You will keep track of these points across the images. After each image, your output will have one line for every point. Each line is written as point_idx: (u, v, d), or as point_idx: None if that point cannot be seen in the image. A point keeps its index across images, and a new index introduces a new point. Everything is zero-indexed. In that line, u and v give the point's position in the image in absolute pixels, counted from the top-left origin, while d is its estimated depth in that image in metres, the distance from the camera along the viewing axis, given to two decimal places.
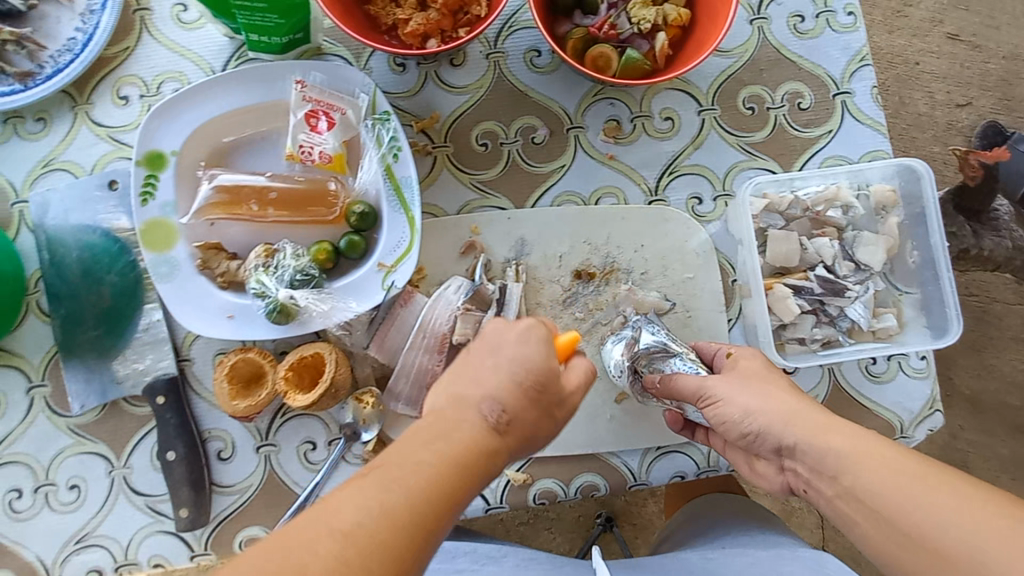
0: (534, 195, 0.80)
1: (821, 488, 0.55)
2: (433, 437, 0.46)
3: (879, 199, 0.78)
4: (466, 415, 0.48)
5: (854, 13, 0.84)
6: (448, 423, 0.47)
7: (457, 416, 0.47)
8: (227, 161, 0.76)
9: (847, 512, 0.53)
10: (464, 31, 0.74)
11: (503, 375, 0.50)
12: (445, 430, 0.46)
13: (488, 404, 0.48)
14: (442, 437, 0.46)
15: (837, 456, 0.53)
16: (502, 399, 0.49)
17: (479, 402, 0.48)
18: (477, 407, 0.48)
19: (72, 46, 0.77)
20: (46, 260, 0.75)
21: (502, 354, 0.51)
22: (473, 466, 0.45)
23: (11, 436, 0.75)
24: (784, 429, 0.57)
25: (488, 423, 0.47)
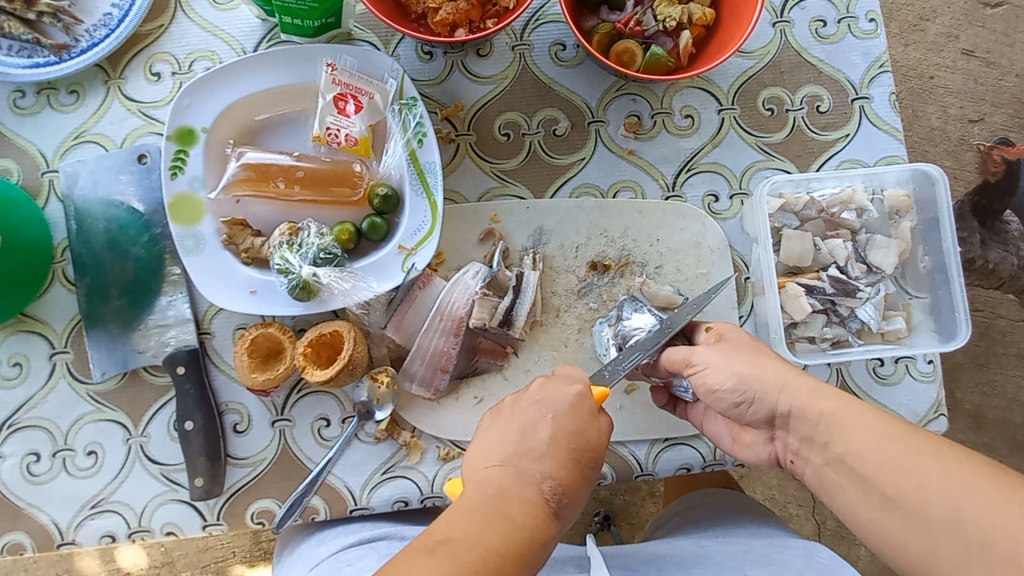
0: (554, 185, 0.81)
1: (810, 457, 0.57)
2: (499, 510, 0.49)
3: (893, 204, 0.79)
4: (529, 494, 0.51)
5: (875, 20, 0.85)
6: (511, 500, 0.50)
7: (520, 495, 0.50)
8: (257, 140, 0.78)
9: (835, 478, 0.55)
10: (492, 22, 0.75)
11: (559, 451, 0.54)
12: (507, 509, 0.49)
13: (548, 483, 0.52)
14: (507, 512, 0.49)
15: (829, 422, 0.55)
16: (559, 477, 0.53)
17: (540, 481, 0.52)
18: (538, 486, 0.51)
19: (107, 21, 0.79)
20: (73, 229, 0.76)
21: (557, 423, 0.55)
22: (531, 544, 0.48)
23: (31, 400, 0.76)
24: (777, 398, 0.58)
25: (547, 504, 0.51)
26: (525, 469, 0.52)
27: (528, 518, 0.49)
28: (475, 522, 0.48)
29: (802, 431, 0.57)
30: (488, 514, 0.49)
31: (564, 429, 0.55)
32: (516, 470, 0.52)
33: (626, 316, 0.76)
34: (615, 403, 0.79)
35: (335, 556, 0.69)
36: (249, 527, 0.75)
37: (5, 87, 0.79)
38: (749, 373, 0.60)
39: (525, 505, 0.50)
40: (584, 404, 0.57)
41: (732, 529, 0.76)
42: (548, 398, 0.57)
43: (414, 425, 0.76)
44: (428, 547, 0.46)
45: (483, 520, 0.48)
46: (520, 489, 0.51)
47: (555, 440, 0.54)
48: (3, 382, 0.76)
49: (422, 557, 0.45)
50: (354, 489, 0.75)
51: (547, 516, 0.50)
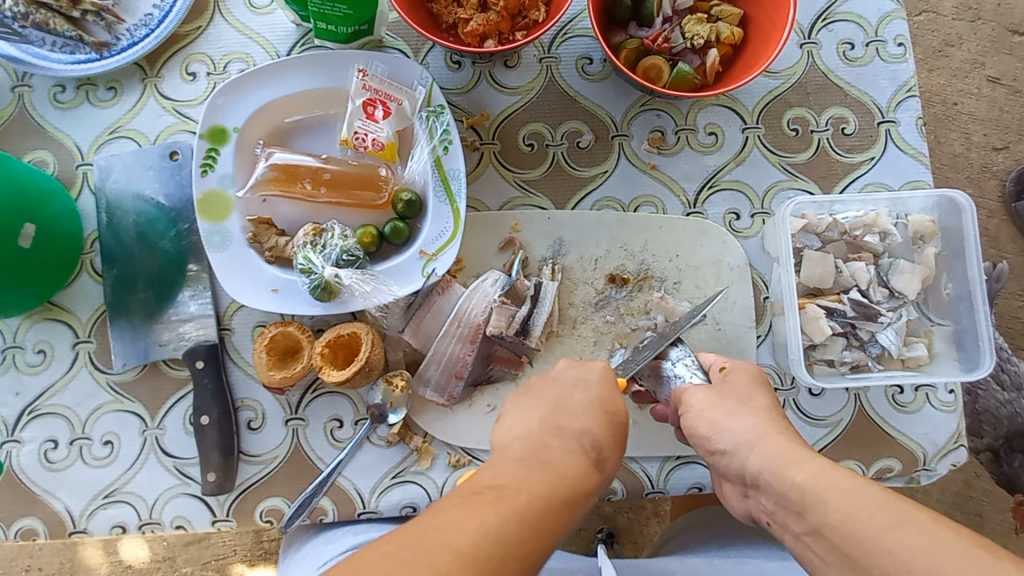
0: (575, 198, 0.82)
1: (789, 524, 0.54)
2: (546, 460, 0.49)
3: (918, 229, 0.78)
4: (570, 448, 0.51)
5: (904, 45, 0.85)
6: (554, 453, 0.50)
7: (563, 447, 0.50)
8: (286, 141, 0.79)
9: (818, 550, 0.51)
10: (521, 34, 0.76)
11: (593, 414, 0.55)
12: (551, 451, 0.50)
13: (587, 438, 0.52)
14: (550, 462, 0.48)
15: (824, 465, 0.54)
16: (596, 434, 0.53)
17: (580, 436, 0.52)
18: (578, 440, 0.52)
19: (148, 21, 0.81)
20: (103, 221, 0.78)
21: (590, 388, 0.58)
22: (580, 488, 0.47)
23: (53, 387, 0.77)
24: (749, 455, 0.58)
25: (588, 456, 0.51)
26: (564, 425, 0.53)
27: (571, 468, 0.49)
28: (518, 471, 0.47)
29: (774, 497, 0.54)
30: (532, 461, 0.48)
31: (595, 397, 0.56)
32: (555, 425, 0.53)
33: (656, 340, 0.75)
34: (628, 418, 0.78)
35: (344, 553, 0.70)
36: (258, 525, 0.75)
37: (46, 81, 0.82)
38: (725, 421, 0.61)
39: (568, 457, 0.50)
40: (607, 379, 0.59)
41: (741, 550, 0.75)
42: (583, 375, 0.59)
43: (426, 430, 0.76)
44: (477, 490, 0.44)
45: (529, 472, 0.47)
46: (561, 442, 0.51)
47: (590, 404, 0.55)
48: (27, 368, 0.78)
49: (473, 495, 0.43)
50: (364, 492, 0.75)
51: (589, 466, 0.50)
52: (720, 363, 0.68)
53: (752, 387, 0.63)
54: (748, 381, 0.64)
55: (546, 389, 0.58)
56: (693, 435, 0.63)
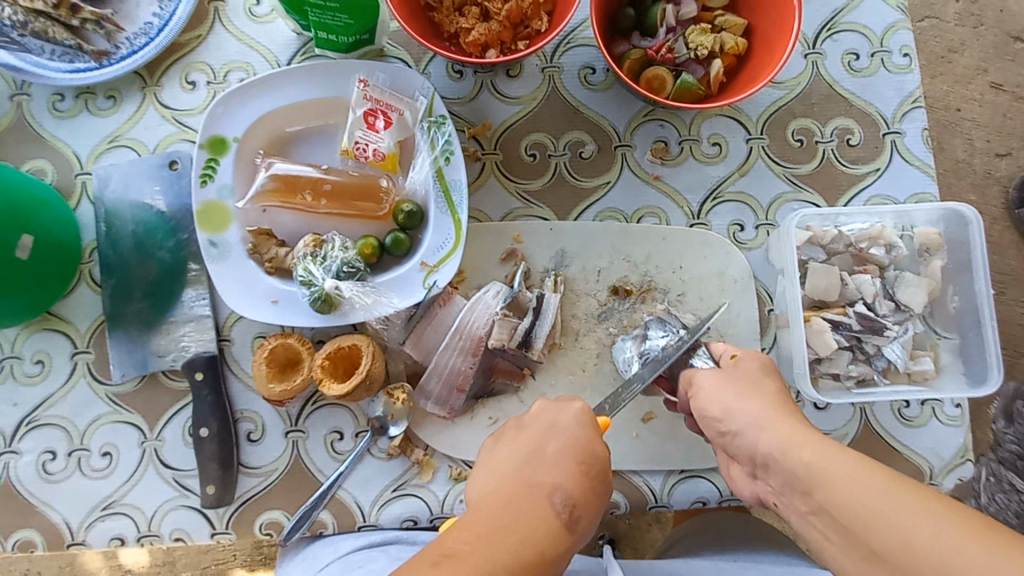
0: (578, 208, 0.81)
1: (795, 504, 0.54)
2: (513, 521, 0.47)
3: (924, 241, 0.77)
4: (539, 505, 0.49)
5: (909, 55, 0.84)
6: (524, 513, 0.48)
7: (533, 508, 0.49)
8: (286, 151, 0.78)
9: (822, 528, 0.52)
10: (524, 44, 0.76)
11: (565, 464, 0.54)
12: (515, 508, 0.48)
13: (560, 495, 0.51)
14: (518, 526, 0.46)
15: (809, 471, 0.52)
16: (570, 491, 0.51)
17: (552, 492, 0.51)
18: (550, 496, 0.50)
19: (148, 30, 0.80)
20: (102, 231, 0.77)
21: (563, 440, 0.56)
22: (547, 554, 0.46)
23: (50, 398, 0.77)
24: (759, 435, 0.57)
25: (559, 516, 0.49)
26: (536, 480, 0.52)
27: (543, 529, 0.47)
28: (484, 535, 0.45)
29: (782, 478, 0.55)
30: (499, 525, 0.46)
31: (566, 445, 0.56)
32: (525, 482, 0.51)
33: (652, 335, 0.74)
34: (631, 431, 0.78)
35: (346, 556, 0.68)
36: (257, 537, 0.75)
37: (45, 89, 0.81)
38: (736, 404, 0.60)
39: (539, 517, 0.48)
40: (579, 425, 0.59)
41: (745, 561, 0.74)
42: (555, 421, 0.60)
43: (427, 443, 0.76)
44: (436, 558, 0.42)
45: (493, 536, 0.45)
46: (530, 500, 0.49)
47: (561, 454, 0.55)
48: (24, 378, 0.77)
49: (429, 566, 0.41)
50: (364, 505, 0.75)
51: (560, 527, 0.48)
52: (728, 351, 0.68)
53: (762, 373, 0.63)
54: (757, 368, 0.64)
55: (522, 437, 0.59)
56: (703, 418, 0.63)
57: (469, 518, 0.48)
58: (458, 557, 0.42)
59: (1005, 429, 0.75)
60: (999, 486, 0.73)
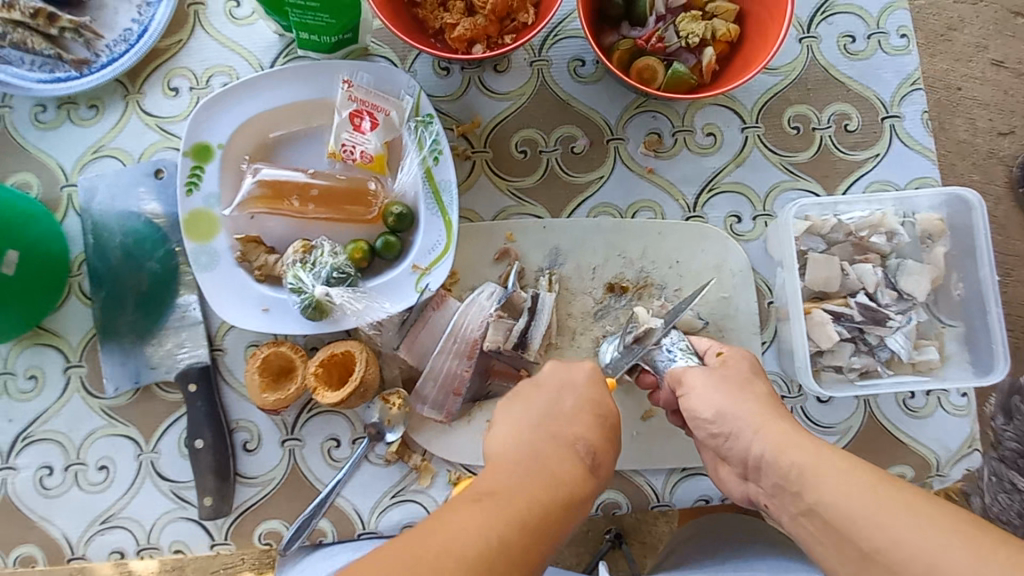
0: (571, 204, 0.80)
1: (786, 505, 0.53)
2: (538, 468, 0.48)
3: (926, 228, 0.75)
4: (565, 452, 0.50)
5: (906, 36, 0.82)
6: (549, 458, 0.49)
7: (558, 453, 0.49)
8: (272, 156, 0.77)
9: (811, 529, 0.51)
10: (510, 38, 0.74)
11: (585, 414, 0.54)
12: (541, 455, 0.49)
13: (582, 443, 0.51)
14: (549, 470, 0.48)
15: (800, 471, 0.52)
16: (591, 441, 0.52)
17: (575, 441, 0.51)
18: (573, 445, 0.51)
19: (127, 36, 0.79)
20: (90, 243, 0.77)
21: (580, 393, 0.56)
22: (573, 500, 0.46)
23: (45, 414, 0.76)
24: (752, 438, 0.56)
25: (582, 463, 0.50)
26: (558, 430, 0.52)
27: (568, 472, 0.48)
28: (519, 478, 0.46)
29: (772, 480, 0.54)
30: (527, 470, 0.47)
31: (584, 397, 0.56)
32: (548, 431, 0.52)
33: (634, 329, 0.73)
34: (630, 429, 0.77)
35: (341, 570, 0.66)
36: (257, 547, 0.74)
37: (27, 100, 0.80)
38: (731, 406, 0.58)
39: (566, 464, 0.49)
40: (592, 380, 0.58)
41: (750, 560, 0.72)
42: (568, 378, 0.58)
43: (425, 448, 0.75)
44: (477, 496, 0.44)
45: (522, 478, 0.46)
46: (554, 446, 0.50)
47: (580, 406, 0.55)
48: (18, 394, 0.76)
49: (473, 504, 0.43)
50: (363, 512, 0.74)
51: (586, 474, 0.49)
52: (715, 350, 0.66)
53: (752, 373, 0.62)
54: (748, 366, 0.63)
55: (538, 396, 0.56)
56: (694, 420, 0.61)
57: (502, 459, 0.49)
58: (499, 495, 0.44)
59: (1005, 426, 0.73)
60: (1002, 485, 0.71)
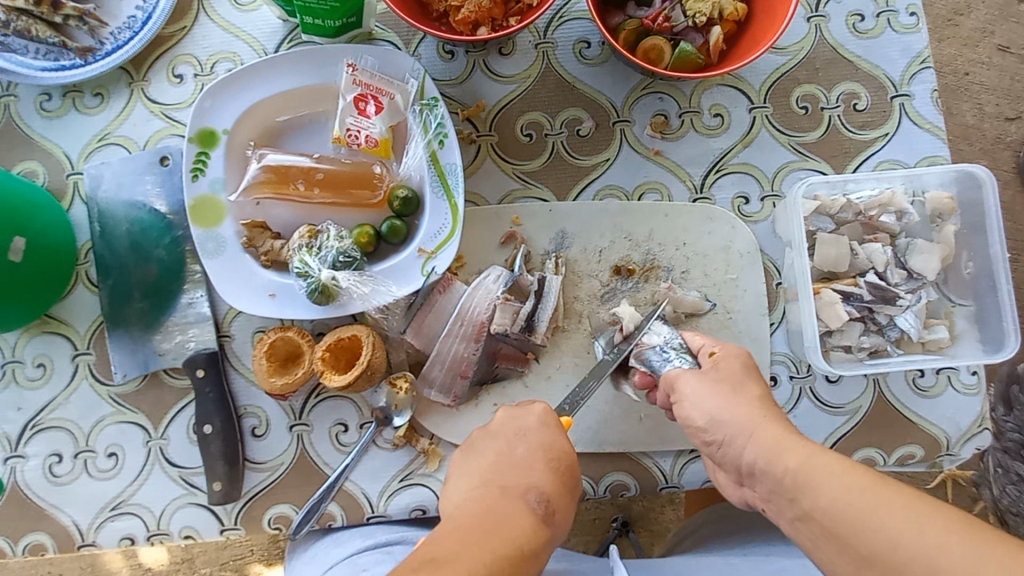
0: (577, 187, 0.79)
1: (783, 510, 0.52)
2: (495, 520, 0.47)
3: (936, 206, 0.75)
4: (517, 504, 0.49)
5: (916, 14, 0.81)
6: (502, 512, 0.48)
7: (513, 507, 0.49)
8: (277, 141, 0.77)
9: (809, 535, 0.50)
10: (515, 20, 0.73)
11: (540, 465, 0.55)
12: (494, 513, 0.47)
13: (534, 494, 0.51)
14: (502, 523, 0.46)
15: (793, 478, 0.51)
16: (544, 489, 0.52)
17: (526, 492, 0.51)
18: (525, 497, 0.51)
19: (131, 24, 0.79)
20: (97, 231, 0.77)
21: (532, 442, 0.57)
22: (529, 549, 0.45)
23: (53, 402, 0.76)
24: (743, 446, 0.56)
25: (535, 513, 0.49)
26: (508, 483, 0.52)
27: (523, 524, 0.47)
28: (475, 530, 0.45)
29: (769, 486, 0.53)
30: (481, 523, 0.46)
31: (537, 444, 0.57)
32: (500, 485, 0.52)
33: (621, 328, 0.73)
34: (638, 412, 0.76)
35: (351, 558, 0.66)
36: (266, 532, 0.74)
37: (32, 89, 0.80)
38: (723, 414, 0.58)
39: (520, 515, 0.48)
40: (543, 427, 0.59)
41: (758, 548, 0.71)
42: (522, 424, 0.59)
43: (432, 432, 0.75)
44: (430, 548, 0.43)
45: (480, 530, 0.45)
46: (507, 499, 0.50)
47: (532, 454, 0.56)
48: (27, 383, 0.77)
49: (427, 556, 0.41)
50: (372, 496, 0.74)
51: (539, 523, 0.48)
52: (707, 349, 0.66)
53: (745, 373, 0.61)
54: (740, 367, 0.62)
55: (489, 445, 0.58)
56: (689, 427, 0.62)
57: (451, 520, 0.47)
58: (455, 551, 0.42)
59: (1005, 416, 0.73)
60: (1008, 477, 0.73)
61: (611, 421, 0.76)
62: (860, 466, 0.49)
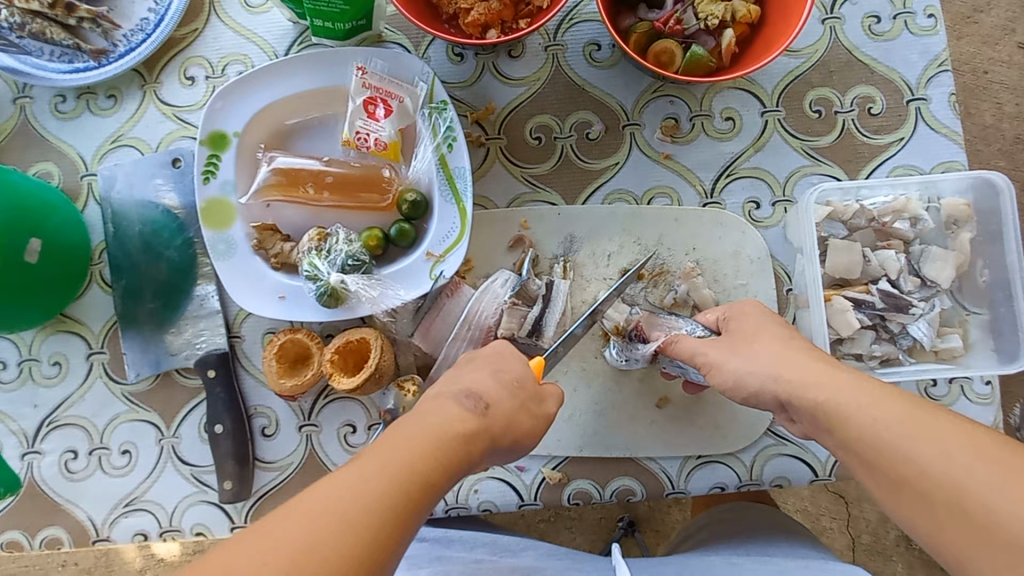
0: (585, 191, 0.79)
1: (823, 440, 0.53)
2: (422, 420, 0.48)
3: (951, 213, 0.73)
4: (446, 402, 0.50)
5: (934, 16, 0.79)
6: (431, 413, 0.49)
7: (440, 405, 0.49)
8: (288, 144, 0.77)
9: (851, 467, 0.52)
10: (525, 22, 0.73)
11: (479, 374, 0.54)
12: (422, 416, 0.48)
13: (466, 394, 0.51)
14: (425, 419, 0.48)
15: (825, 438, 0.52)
16: (479, 390, 0.52)
17: (458, 394, 0.51)
18: (458, 399, 0.51)
19: (144, 26, 0.79)
20: (110, 232, 0.78)
21: (479, 359, 0.56)
22: (445, 451, 0.46)
23: (69, 399, 0.78)
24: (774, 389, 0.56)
25: (469, 407, 0.50)
26: (446, 389, 0.52)
27: (449, 420, 0.48)
28: (388, 436, 0.46)
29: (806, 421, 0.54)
30: (407, 424, 0.48)
31: (484, 362, 0.56)
32: (439, 391, 0.52)
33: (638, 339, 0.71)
34: (645, 417, 0.76)
35: None
36: None
37: (47, 91, 0.81)
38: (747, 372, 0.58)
39: (450, 413, 0.49)
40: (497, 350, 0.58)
41: (762, 549, 0.71)
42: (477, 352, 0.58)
43: None
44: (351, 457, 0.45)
45: (399, 430, 0.47)
46: (440, 401, 0.50)
47: (471, 367, 0.55)
48: (43, 380, 0.78)
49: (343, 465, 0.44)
50: None
51: (468, 418, 0.49)
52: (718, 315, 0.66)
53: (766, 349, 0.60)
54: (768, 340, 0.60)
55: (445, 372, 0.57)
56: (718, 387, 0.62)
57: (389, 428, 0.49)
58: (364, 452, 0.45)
59: None
60: None
61: (617, 425, 0.76)
62: (914, 405, 0.49)
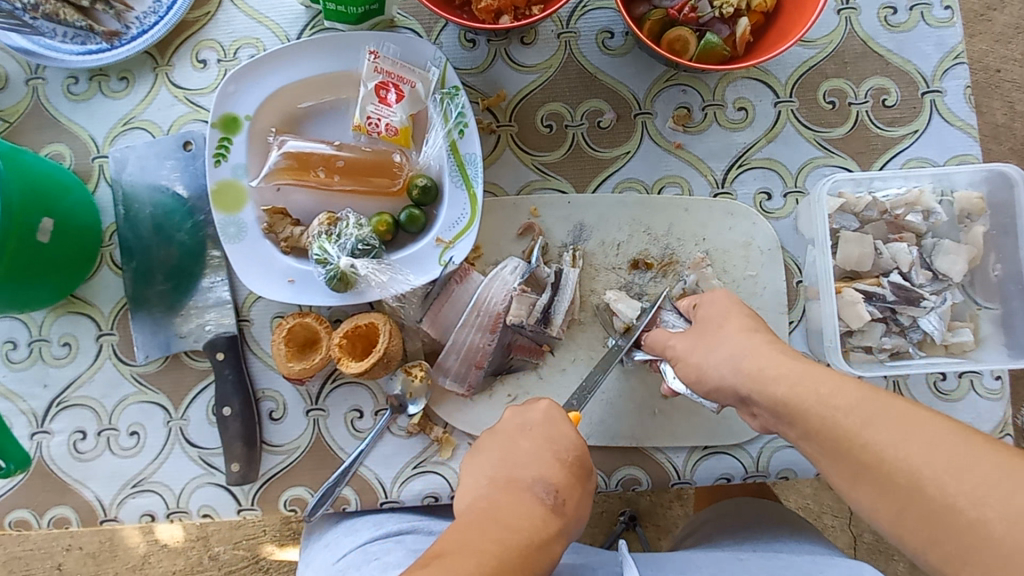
0: (596, 180, 0.78)
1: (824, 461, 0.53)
2: (502, 518, 0.50)
3: (964, 206, 0.73)
4: (523, 497, 0.53)
5: (950, 8, 0.79)
6: (510, 508, 0.51)
7: (518, 501, 0.52)
8: (299, 128, 0.77)
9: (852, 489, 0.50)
10: (538, 9, 0.72)
11: (548, 457, 0.57)
12: (504, 512, 0.50)
13: (541, 485, 0.54)
14: (504, 517, 0.50)
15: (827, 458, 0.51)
16: (551, 480, 0.55)
17: (533, 484, 0.54)
18: (532, 489, 0.54)
19: (157, 8, 0.79)
20: (121, 214, 0.78)
21: (537, 437, 0.59)
22: (532, 553, 0.48)
23: (78, 379, 0.78)
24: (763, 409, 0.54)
25: (545, 503, 0.53)
26: (514, 475, 0.55)
27: (530, 518, 0.51)
28: (470, 537, 0.47)
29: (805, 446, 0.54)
30: (487, 522, 0.49)
31: (541, 438, 0.59)
32: (507, 480, 0.54)
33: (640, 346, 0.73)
34: (650, 407, 0.76)
35: (363, 548, 0.68)
36: (282, 513, 0.76)
37: (59, 72, 0.81)
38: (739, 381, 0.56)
39: (530, 512, 0.51)
40: (548, 421, 0.60)
41: (767, 544, 0.71)
42: (525, 420, 0.61)
43: (445, 420, 0.76)
44: (429, 558, 0.45)
45: (480, 528, 0.48)
46: (514, 495, 0.53)
47: (535, 449, 0.58)
48: (53, 361, 0.78)
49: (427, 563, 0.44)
50: (385, 482, 0.75)
51: (547, 514, 0.52)
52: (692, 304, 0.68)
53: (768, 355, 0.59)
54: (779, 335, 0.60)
55: (495, 444, 0.60)
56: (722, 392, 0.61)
57: (462, 522, 0.50)
58: (447, 554, 0.45)
59: None
60: None
61: (623, 414, 0.76)
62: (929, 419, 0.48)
